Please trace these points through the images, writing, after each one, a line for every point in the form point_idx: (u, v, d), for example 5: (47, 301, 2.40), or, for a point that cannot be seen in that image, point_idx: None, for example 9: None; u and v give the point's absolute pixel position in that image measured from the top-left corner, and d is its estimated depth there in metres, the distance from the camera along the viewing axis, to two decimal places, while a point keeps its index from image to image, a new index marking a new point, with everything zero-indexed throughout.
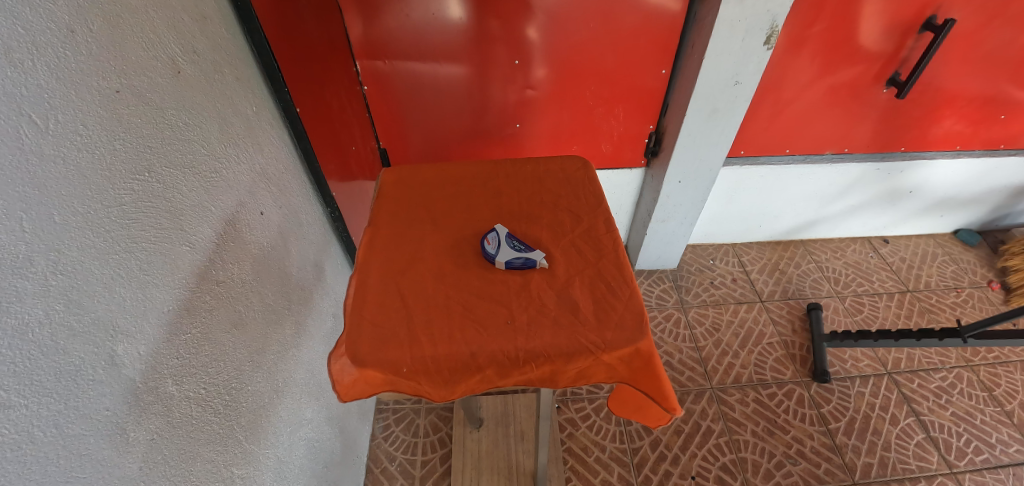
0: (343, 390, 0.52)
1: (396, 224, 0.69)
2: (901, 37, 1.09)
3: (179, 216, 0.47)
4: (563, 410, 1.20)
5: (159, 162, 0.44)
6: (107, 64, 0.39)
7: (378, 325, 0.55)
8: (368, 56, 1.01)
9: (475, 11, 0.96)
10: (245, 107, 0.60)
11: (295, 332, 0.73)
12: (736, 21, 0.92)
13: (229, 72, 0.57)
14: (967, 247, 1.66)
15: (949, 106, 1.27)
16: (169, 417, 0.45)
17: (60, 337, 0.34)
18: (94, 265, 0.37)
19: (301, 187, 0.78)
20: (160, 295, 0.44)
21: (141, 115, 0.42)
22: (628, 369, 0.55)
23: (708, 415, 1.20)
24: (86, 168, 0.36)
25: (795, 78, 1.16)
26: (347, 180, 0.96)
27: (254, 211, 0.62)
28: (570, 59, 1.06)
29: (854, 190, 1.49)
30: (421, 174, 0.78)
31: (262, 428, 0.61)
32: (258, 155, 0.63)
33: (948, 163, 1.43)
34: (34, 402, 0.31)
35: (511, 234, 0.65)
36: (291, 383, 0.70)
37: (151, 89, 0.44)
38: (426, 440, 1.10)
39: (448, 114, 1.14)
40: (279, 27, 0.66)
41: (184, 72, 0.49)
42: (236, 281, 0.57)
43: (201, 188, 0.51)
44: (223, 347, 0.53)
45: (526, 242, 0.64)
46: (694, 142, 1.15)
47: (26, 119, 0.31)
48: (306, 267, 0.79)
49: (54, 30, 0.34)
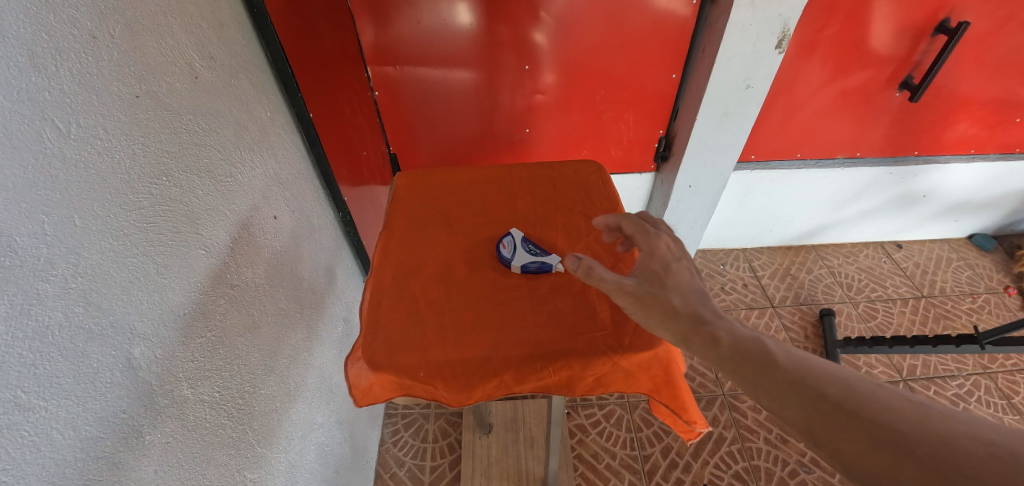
0: (359, 394, 0.52)
1: (411, 228, 0.69)
2: (914, 40, 1.08)
3: (195, 220, 0.47)
4: (573, 416, 1.19)
5: (176, 167, 0.45)
6: (126, 68, 0.39)
7: (394, 329, 0.55)
8: (379, 62, 1.02)
9: (484, 16, 0.96)
10: (260, 112, 0.61)
11: (307, 336, 0.73)
12: (746, 25, 0.92)
13: (245, 78, 0.58)
14: (982, 252, 1.63)
15: (963, 110, 1.25)
16: (184, 421, 0.45)
17: (79, 340, 0.34)
18: (112, 268, 0.37)
19: (313, 191, 0.78)
20: (176, 298, 0.44)
21: (159, 120, 0.43)
22: (646, 375, 0.54)
23: (720, 422, 1.18)
24: (106, 172, 0.37)
25: (806, 82, 1.15)
26: (358, 184, 0.96)
27: (267, 214, 0.62)
28: (580, 63, 1.06)
29: (867, 194, 1.48)
30: (435, 179, 0.78)
31: (273, 431, 0.61)
32: (272, 160, 0.64)
33: (962, 167, 1.41)
34: (52, 404, 0.32)
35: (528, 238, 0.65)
36: (303, 387, 0.70)
37: (170, 93, 0.44)
38: (435, 446, 1.10)
39: (458, 119, 1.14)
40: (293, 33, 0.67)
41: (202, 77, 0.49)
42: (250, 285, 0.57)
43: (215, 191, 0.51)
44: (236, 350, 0.53)
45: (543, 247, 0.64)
46: (705, 146, 1.14)
47: (48, 123, 0.32)
48: (318, 270, 0.79)
49: (77, 36, 0.34)
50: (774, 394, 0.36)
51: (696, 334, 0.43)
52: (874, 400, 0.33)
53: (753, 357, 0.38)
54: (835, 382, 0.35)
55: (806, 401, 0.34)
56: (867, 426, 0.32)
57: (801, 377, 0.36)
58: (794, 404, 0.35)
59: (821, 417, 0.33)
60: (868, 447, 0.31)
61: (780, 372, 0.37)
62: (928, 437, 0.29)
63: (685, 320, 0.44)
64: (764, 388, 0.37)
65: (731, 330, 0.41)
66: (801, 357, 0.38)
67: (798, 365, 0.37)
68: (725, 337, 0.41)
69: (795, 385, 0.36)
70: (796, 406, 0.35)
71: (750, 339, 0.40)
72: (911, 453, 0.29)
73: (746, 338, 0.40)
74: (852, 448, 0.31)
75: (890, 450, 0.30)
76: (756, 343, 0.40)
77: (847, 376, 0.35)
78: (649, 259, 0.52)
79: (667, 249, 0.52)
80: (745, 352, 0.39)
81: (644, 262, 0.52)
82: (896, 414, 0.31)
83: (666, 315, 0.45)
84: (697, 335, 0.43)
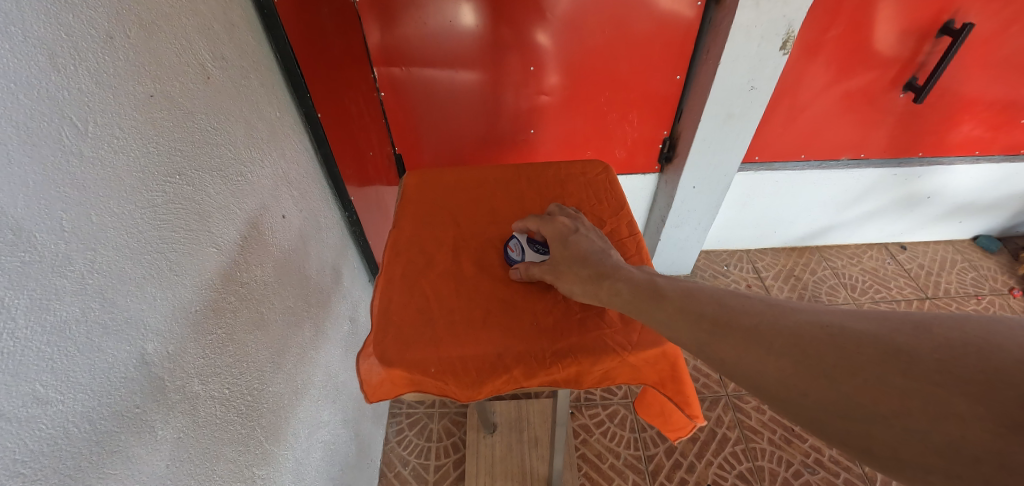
0: (370, 389, 0.53)
1: (419, 227, 0.69)
2: (918, 42, 1.08)
3: (207, 217, 0.48)
4: (577, 416, 1.19)
5: (188, 165, 0.45)
6: (141, 68, 0.39)
7: (404, 325, 0.55)
8: (385, 63, 1.02)
9: (490, 17, 0.97)
10: (269, 112, 0.62)
11: (313, 335, 0.73)
12: (751, 26, 0.92)
13: (255, 78, 0.58)
14: (987, 254, 1.63)
15: (968, 111, 1.25)
16: (195, 416, 0.45)
17: (94, 335, 0.34)
18: (127, 264, 0.37)
19: (320, 191, 0.79)
20: (188, 295, 0.44)
21: (172, 119, 0.43)
22: (652, 371, 0.54)
23: (724, 423, 1.18)
24: (122, 170, 0.37)
25: (810, 83, 1.15)
26: (364, 184, 0.97)
27: (276, 213, 0.63)
28: (584, 64, 1.06)
29: (871, 195, 1.48)
30: (442, 178, 0.78)
31: (281, 428, 0.61)
32: (281, 159, 0.65)
33: (967, 169, 1.41)
34: (69, 398, 0.32)
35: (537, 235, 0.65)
36: (309, 385, 0.71)
37: (183, 93, 0.45)
38: (439, 445, 1.10)
39: (463, 120, 1.15)
40: (302, 33, 0.67)
41: (213, 77, 0.50)
42: (258, 282, 0.57)
43: (226, 190, 0.51)
44: (246, 347, 0.54)
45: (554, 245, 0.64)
46: (709, 147, 1.14)
47: (67, 121, 0.33)
48: (325, 269, 0.79)
49: (95, 36, 0.35)
50: (665, 322, 0.45)
51: (600, 288, 0.51)
52: (744, 310, 0.41)
53: (647, 294, 0.47)
54: (713, 302, 0.43)
55: (693, 322, 0.43)
56: (740, 331, 0.39)
57: (686, 302, 0.44)
58: (685, 326, 0.43)
59: (705, 334, 0.41)
60: (742, 347, 0.38)
61: (669, 304, 0.45)
62: (784, 329, 0.37)
63: (592, 280, 0.52)
64: (655, 318, 0.45)
65: (627, 278, 0.50)
66: (684, 286, 0.47)
67: (683, 293, 0.46)
68: (623, 285, 0.50)
69: (682, 310, 0.44)
70: (685, 327, 0.43)
71: (642, 282, 0.49)
72: (772, 346, 0.37)
73: (640, 281, 0.49)
74: (731, 354, 0.39)
75: (755, 346, 0.38)
76: (648, 282, 0.49)
77: (722, 294, 0.44)
78: (552, 234, 0.60)
79: (568, 224, 0.60)
80: (638, 291, 0.48)
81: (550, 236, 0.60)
82: (757, 317, 0.39)
83: (576, 278, 0.54)
84: (602, 288, 0.51)
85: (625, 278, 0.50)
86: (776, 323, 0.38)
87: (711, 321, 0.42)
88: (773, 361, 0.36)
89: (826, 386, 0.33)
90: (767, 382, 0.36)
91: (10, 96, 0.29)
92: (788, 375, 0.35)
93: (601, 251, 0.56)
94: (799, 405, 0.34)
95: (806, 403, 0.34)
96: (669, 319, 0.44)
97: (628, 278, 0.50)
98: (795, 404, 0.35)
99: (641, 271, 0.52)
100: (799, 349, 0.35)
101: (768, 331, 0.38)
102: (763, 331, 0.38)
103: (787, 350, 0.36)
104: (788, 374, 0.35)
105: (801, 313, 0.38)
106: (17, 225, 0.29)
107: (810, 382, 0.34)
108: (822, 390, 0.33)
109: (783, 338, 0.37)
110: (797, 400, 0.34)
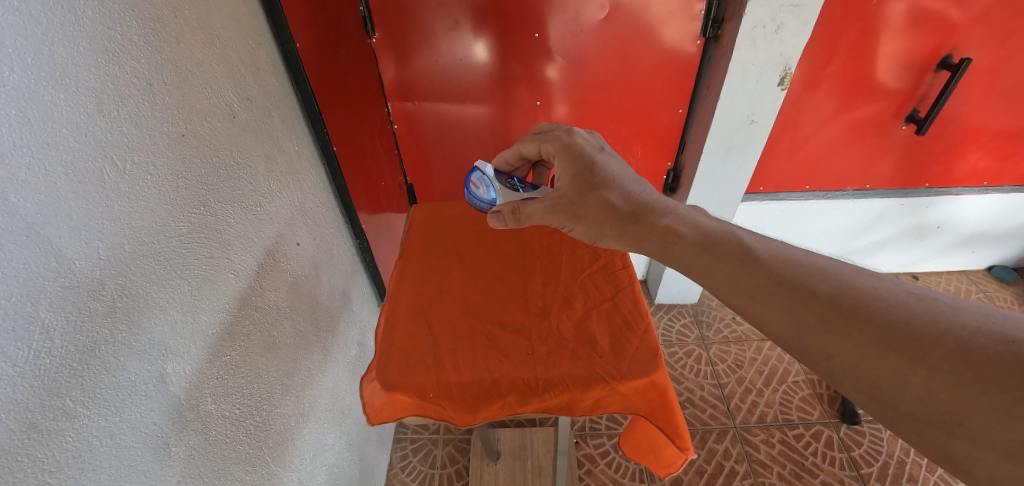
0: (372, 412, 0.55)
1: (424, 257, 0.72)
2: (918, 76, 1.10)
3: (227, 246, 0.51)
4: (582, 445, 1.17)
5: (212, 197, 0.49)
6: (175, 111, 0.44)
7: (407, 352, 0.57)
8: (398, 97, 1.08)
9: (498, 54, 1.02)
10: (289, 146, 0.66)
11: (321, 358, 0.76)
12: (748, 64, 0.96)
13: (276, 115, 0.63)
14: (1002, 284, 1.60)
15: (974, 142, 1.25)
16: (206, 435, 0.47)
17: (121, 355, 0.37)
18: (153, 289, 0.40)
19: (334, 220, 0.83)
20: (206, 318, 0.47)
21: (200, 155, 0.47)
22: (644, 401, 0.55)
23: (731, 456, 1.16)
24: (154, 202, 0.41)
25: (813, 115, 1.18)
26: (376, 211, 1.01)
27: (291, 241, 0.66)
28: (590, 99, 1.11)
29: (879, 225, 1.47)
30: (449, 211, 0.82)
31: (286, 450, 0.63)
32: (298, 190, 0.69)
33: (976, 199, 1.40)
34: (94, 413, 0.35)
35: (497, 172, 0.72)
36: (315, 408, 0.72)
37: (210, 132, 0.49)
38: (443, 472, 1.11)
39: (472, 150, 1.19)
40: (322, 75, 0.73)
41: (239, 116, 0.54)
42: (272, 307, 0.61)
43: (246, 221, 0.55)
44: (258, 369, 0.57)
45: (515, 178, 0.72)
46: (713, 178, 1.17)
47: (108, 161, 0.36)
48: (335, 295, 0.82)
49: (136, 83, 0.39)
50: (762, 296, 0.43)
51: (653, 232, 0.53)
52: (879, 298, 0.39)
53: (735, 254, 0.47)
54: (831, 281, 0.41)
55: (802, 304, 0.41)
56: (876, 322, 0.37)
57: (790, 277, 0.43)
58: (788, 308, 0.41)
59: (813, 321, 0.40)
60: (875, 351, 0.37)
61: (763, 272, 0.44)
62: (945, 336, 0.35)
63: (631, 220, 0.55)
64: (744, 287, 0.44)
65: (693, 226, 0.51)
66: (781, 253, 0.45)
67: (783, 263, 0.44)
68: (687, 232, 0.51)
69: (780, 284, 0.43)
70: (784, 310, 0.42)
71: (720, 234, 0.50)
72: (923, 358, 0.35)
73: (715, 232, 0.50)
74: (854, 356, 0.37)
75: (899, 353, 0.36)
76: (728, 236, 0.49)
77: (841, 274, 0.42)
78: (561, 159, 0.63)
79: (577, 147, 0.63)
80: (721, 249, 0.48)
81: (559, 163, 0.64)
82: (907, 313, 0.37)
83: (597, 213, 0.57)
84: (655, 232, 0.53)
85: (690, 225, 0.51)
86: (933, 325, 0.36)
87: (828, 305, 0.40)
88: (924, 378, 0.34)
89: (997, 423, 0.31)
90: (904, 400, 0.35)
91: (59, 139, 0.32)
92: (941, 400, 0.34)
93: (617, 178, 0.59)
94: (949, 437, 0.33)
95: (962, 438, 0.33)
96: (766, 294, 0.43)
97: (697, 228, 0.51)
98: (942, 434, 0.34)
99: (702, 218, 0.53)
100: (969, 372, 0.33)
101: (921, 335, 0.35)
102: (913, 331, 0.36)
103: (946, 367, 0.34)
104: (942, 397, 0.33)
105: (961, 313, 0.36)
106: (59, 253, 0.32)
107: (974, 414, 0.32)
108: (989, 425, 0.31)
109: (944, 347, 0.34)
110: (949, 431, 0.33)
